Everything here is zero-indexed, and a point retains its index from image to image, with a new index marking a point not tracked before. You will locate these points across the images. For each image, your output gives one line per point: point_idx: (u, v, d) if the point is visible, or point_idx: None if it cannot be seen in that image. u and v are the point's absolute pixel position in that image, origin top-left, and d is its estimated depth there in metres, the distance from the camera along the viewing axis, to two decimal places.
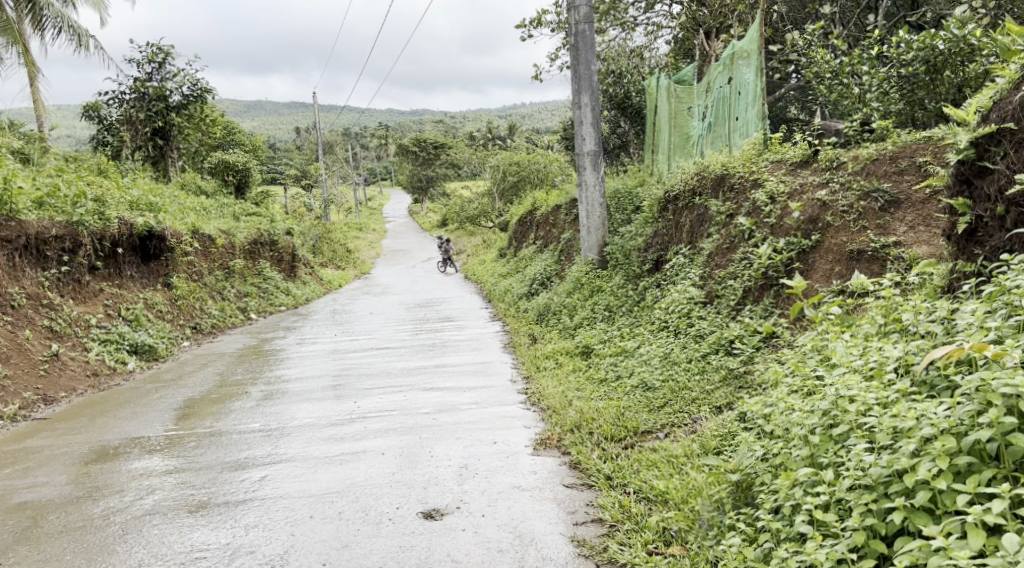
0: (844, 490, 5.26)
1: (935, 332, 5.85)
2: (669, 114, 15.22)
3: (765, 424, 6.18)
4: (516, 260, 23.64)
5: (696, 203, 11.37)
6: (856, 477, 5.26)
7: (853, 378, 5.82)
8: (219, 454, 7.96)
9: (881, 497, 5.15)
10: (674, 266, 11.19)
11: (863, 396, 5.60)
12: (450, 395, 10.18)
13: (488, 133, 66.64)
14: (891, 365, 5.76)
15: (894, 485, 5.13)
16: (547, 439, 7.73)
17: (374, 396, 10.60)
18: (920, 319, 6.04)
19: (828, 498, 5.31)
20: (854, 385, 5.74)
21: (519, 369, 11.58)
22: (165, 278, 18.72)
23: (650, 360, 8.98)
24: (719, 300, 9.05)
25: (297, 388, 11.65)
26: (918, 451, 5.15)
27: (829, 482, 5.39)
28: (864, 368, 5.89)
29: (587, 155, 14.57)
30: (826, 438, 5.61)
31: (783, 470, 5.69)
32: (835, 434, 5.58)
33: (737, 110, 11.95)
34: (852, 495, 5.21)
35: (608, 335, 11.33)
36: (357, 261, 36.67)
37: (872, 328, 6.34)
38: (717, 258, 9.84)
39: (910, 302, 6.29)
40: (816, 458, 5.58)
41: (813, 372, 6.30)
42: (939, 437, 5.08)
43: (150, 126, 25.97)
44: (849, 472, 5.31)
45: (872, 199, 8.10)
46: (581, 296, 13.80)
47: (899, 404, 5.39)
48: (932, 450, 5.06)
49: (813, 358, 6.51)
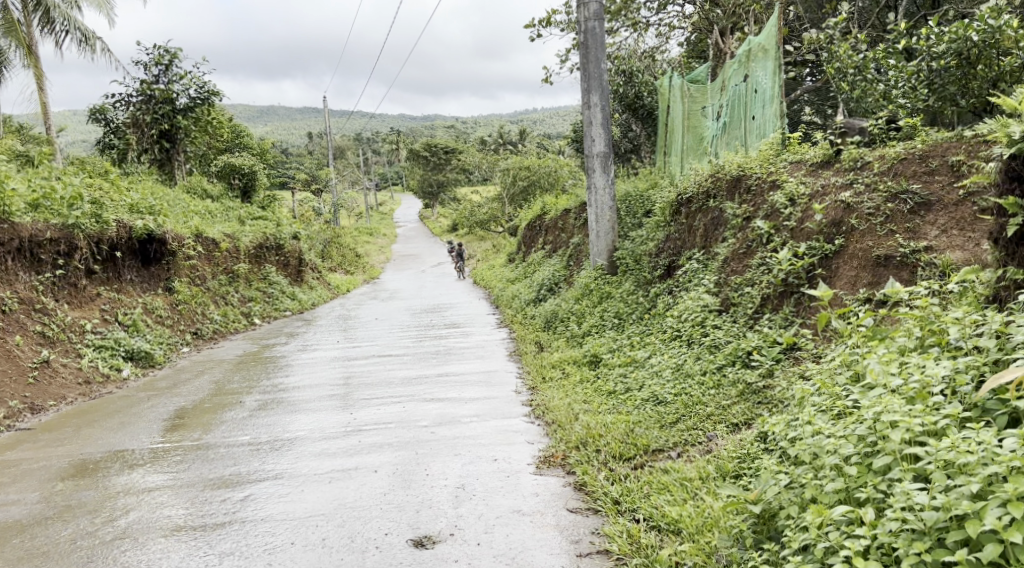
0: (890, 535, 4.77)
1: (986, 347, 5.39)
2: (683, 115, 14.72)
3: (789, 447, 5.67)
4: (525, 266, 23.16)
5: (711, 206, 10.87)
6: (904, 520, 4.78)
7: (893, 400, 5.31)
8: (203, 470, 7.50)
9: (937, 546, 4.67)
10: (688, 272, 10.68)
11: (907, 422, 5.11)
12: (450, 407, 9.71)
13: (500, 138, 66.23)
14: (937, 387, 5.30)
15: (953, 532, 4.65)
16: (551, 457, 7.24)
17: (372, 407, 10.14)
18: (967, 332, 5.55)
19: (869, 542, 4.81)
20: (895, 408, 5.23)
21: (524, 379, 11.09)
22: (166, 283, 18.37)
23: (662, 372, 8.48)
24: (736, 307, 8.54)
25: (293, 398, 11.19)
26: (982, 493, 4.69)
27: (869, 523, 4.89)
28: (903, 389, 5.38)
29: (596, 157, 14.08)
30: (866, 470, 5.12)
31: (812, 504, 5.18)
32: (876, 466, 5.09)
33: (753, 109, 11.44)
34: (902, 541, 4.73)
35: (617, 344, 10.84)
36: (366, 266, 36.29)
37: (908, 342, 5.84)
38: (733, 263, 9.32)
39: (952, 313, 5.77)
40: (851, 492, 5.09)
41: (843, 392, 5.80)
42: (1010, 479, 4.62)
43: (156, 128, 25.65)
44: (896, 513, 4.82)
45: (901, 201, 7.59)
46: (590, 302, 13.31)
47: (955, 436, 4.94)
48: (1001, 494, 4.60)
49: (843, 375, 6.00)
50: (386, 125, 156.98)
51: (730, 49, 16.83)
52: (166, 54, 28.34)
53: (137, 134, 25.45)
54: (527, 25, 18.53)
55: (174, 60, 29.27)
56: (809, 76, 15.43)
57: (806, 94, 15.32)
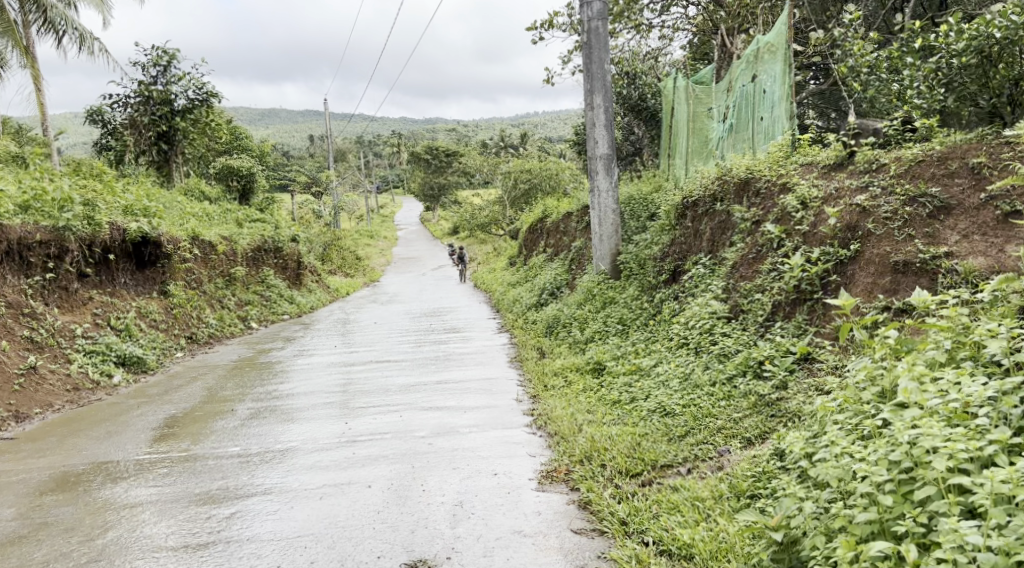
0: None
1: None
2: (688, 117, 14.38)
3: (812, 469, 5.41)
4: (525, 269, 22.84)
5: (718, 210, 10.55)
6: (954, 559, 4.55)
7: (932, 422, 5.08)
8: (191, 483, 7.22)
9: None
10: (694, 278, 10.35)
11: (951, 448, 4.88)
12: (449, 416, 9.38)
13: (501, 141, 65.93)
14: (979, 409, 5.12)
15: None
16: (553, 472, 6.93)
17: (368, 416, 9.81)
18: (1007, 348, 5.36)
19: None
20: (935, 430, 5.01)
21: (525, 387, 10.76)
22: (161, 286, 18.09)
23: (669, 381, 8.15)
24: (745, 314, 8.21)
25: (288, 406, 10.87)
26: None
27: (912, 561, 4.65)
28: (943, 410, 5.19)
29: (599, 159, 13.75)
30: (905, 499, 4.89)
31: (843, 536, 4.92)
32: (917, 496, 4.86)
33: (761, 110, 11.11)
34: None
35: (621, 351, 10.52)
36: (366, 269, 35.97)
37: (939, 354, 5.63)
38: (742, 268, 8.99)
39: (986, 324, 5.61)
40: (889, 527, 4.86)
41: (872, 411, 5.56)
42: None
43: (154, 130, 25.33)
44: (944, 551, 4.58)
45: (919, 205, 7.26)
46: (593, 308, 12.99)
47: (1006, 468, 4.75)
48: None
49: (870, 391, 5.70)
50: (387, 127, 156.75)
51: (735, 51, 16.51)
52: (163, 55, 28.07)
53: (134, 135, 25.13)
54: (528, 26, 18.22)
55: (172, 60, 28.96)
56: (814, 78, 15.13)
57: (811, 97, 15.02)
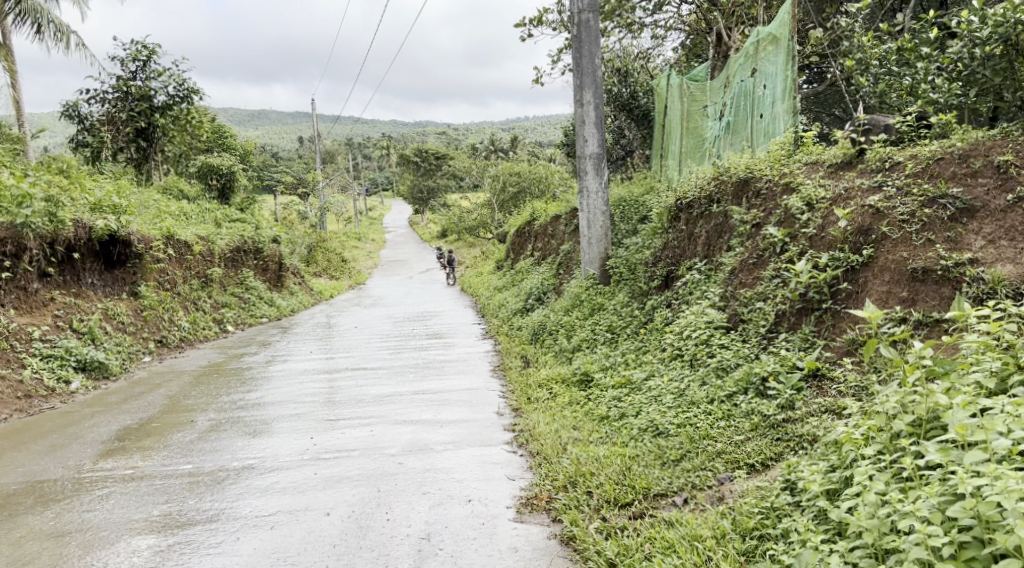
0: None
1: None
2: (682, 115, 13.74)
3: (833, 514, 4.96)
4: (512, 273, 22.11)
5: (715, 211, 9.88)
6: None
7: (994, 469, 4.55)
8: (131, 500, 6.74)
9: None
10: (690, 284, 9.68)
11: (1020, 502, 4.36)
12: (424, 432, 8.68)
13: (491, 144, 65.27)
14: None
15: None
16: (534, 499, 6.29)
17: (337, 430, 9.10)
18: None
19: None
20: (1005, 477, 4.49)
21: (508, 399, 10.05)
22: (132, 287, 17.36)
23: (663, 398, 7.47)
24: (746, 325, 7.54)
25: (253, 417, 10.16)
26: None
27: None
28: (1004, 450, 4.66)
29: (588, 158, 13.07)
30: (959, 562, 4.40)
31: None
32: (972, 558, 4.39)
33: (761, 107, 10.46)
34: None
35: (610, 362, 9.86)
36: (351, 271, 35.17)
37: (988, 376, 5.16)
38: (741, 273, 8.31)
39: None
40: None
41: (912, 446, 5.01)
42: None
43: (132, 126, 24.52)
44: None
45: (939, 206, 6.60)
46: (580, 314, 12.31)
47: None
48: None
49: (905, 421, 5.11)
50: (377, 129, 155.75)
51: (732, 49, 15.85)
52: (143, 49, 27.26)
53: (112, 130, 24.33)
54: (517, 22, 17.54)
55: (153, 55, 28.15)
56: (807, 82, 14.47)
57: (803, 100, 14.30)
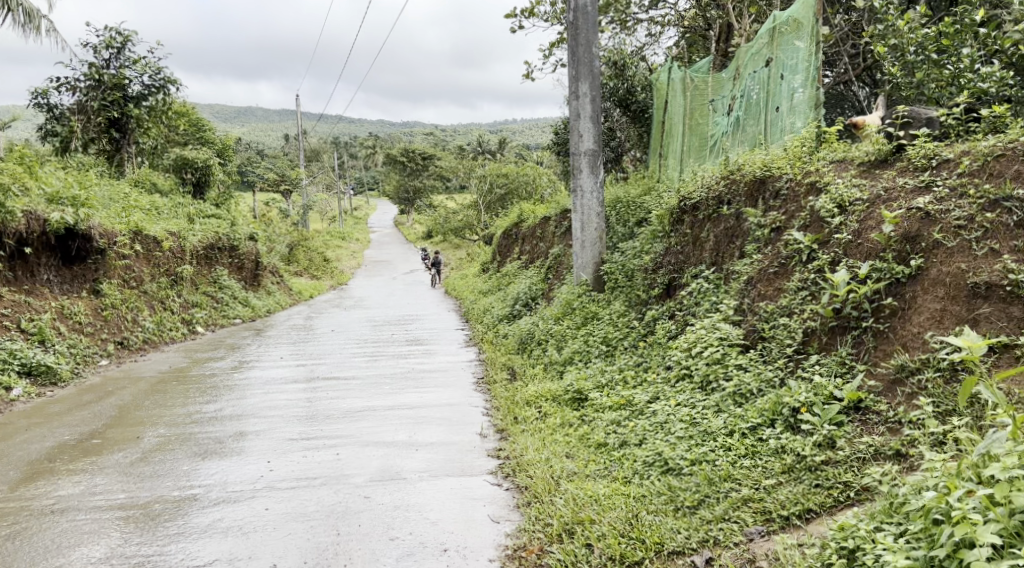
0: None
1: None
2: (685, 110, 12.79)
3: None
4: (498, 277, 21.12)
5: (725, 214, 8.92)
6: None
7: None
8: (57, 541, 5.94)
9: None
10: (697, 295, 8.72)
11: None
12: (396, 457, 7.65)
13: (479, 145, 64.19)
14: None
15: None
16: (523, 551, 5.55)
17: (296, 453, 8.05)
18: None
19: None
20: None
21: (492, 418, 9.04)
22: (92, 284, 16.27)
23: (672, 425, 6.53)
24: (768, 344, 6.60)
25: (206, 433, 9.10)
26: None
27: None
28: None
29: (583, 155, 12.07)
30: None
31: None
32: None
33: (777, 99, 9.51)
34: None
35: (607, 379, 8.88)
36: (334, 271, 33.95)
37: None
38: (759, 284, 7.32)
39: None
40: None
41: None
42: None
43: (103, 116, 23.22)
44: None
45: (1003, 210, 5.63)
46: (573, 323, 11.31)
47: None
48: None
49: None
50: (365, 128, 154.29)
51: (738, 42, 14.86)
52: (117, 36, 26.02)
53: (82, 120, 23.03)
54: (508, 12, 16.47)
55: (127, 43, 26.89)
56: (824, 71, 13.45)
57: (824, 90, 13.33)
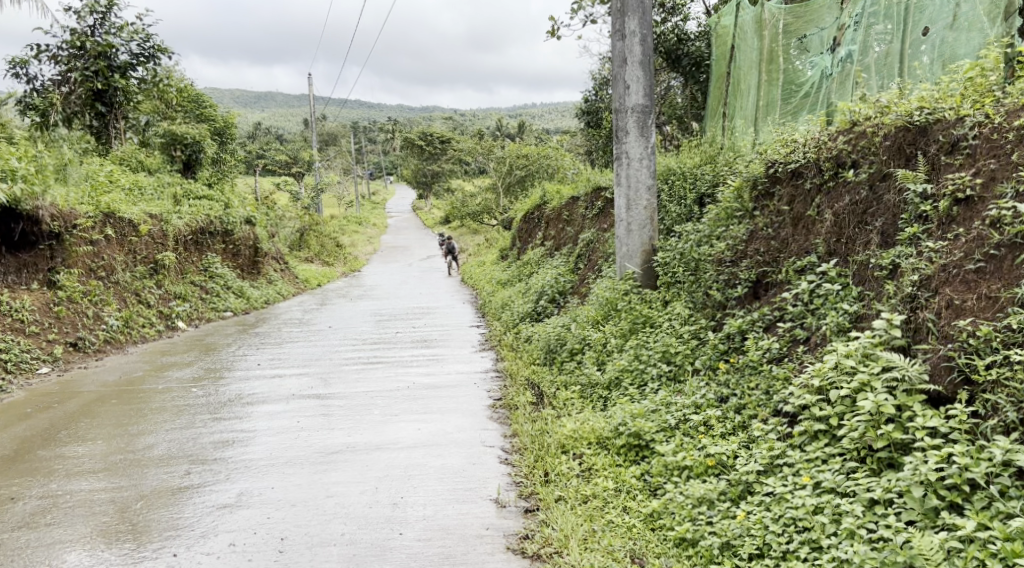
0: None
1: None
2: (759, 56, 9.88)
3: None
4: (520, 265, 18.29)
5: (854, 182, 6.06)
6: None
7: None
8: None
9: None
10: (811, 299, 5.95)
11: None
12: (367, 557, 5.14)
13: (499, 128, 60.75)
14: None
15: None
16: None
17: (222, 536, 5.49)
18: None
19: None
20: None
21: (515, 467, 6.36)
22: (45, 275, 13.80)
23: (820, 531, 4.46)
24: (989, 398, 4.48)
25: (114, 490, 6.54)
26: None
27: None
28: None
29: (630, 113, 9.28)
30: None
31: None
32: None
33: (919, 18, 7.13)
34: None
35: (677, 417, 6.14)
36: (346, 257, 31.18)
37: None
38: (945, 288, 4.96)
39: None
40: None
41: None
42: None
43: (86, 87, 20.06)
44: None
45: None
46: (617, 330, 8.55)
47: None
48: None
49: None
50: (383, 112, 150.78)
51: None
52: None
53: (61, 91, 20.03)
54: None
55: (114, 6, 23.98)
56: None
57: None
